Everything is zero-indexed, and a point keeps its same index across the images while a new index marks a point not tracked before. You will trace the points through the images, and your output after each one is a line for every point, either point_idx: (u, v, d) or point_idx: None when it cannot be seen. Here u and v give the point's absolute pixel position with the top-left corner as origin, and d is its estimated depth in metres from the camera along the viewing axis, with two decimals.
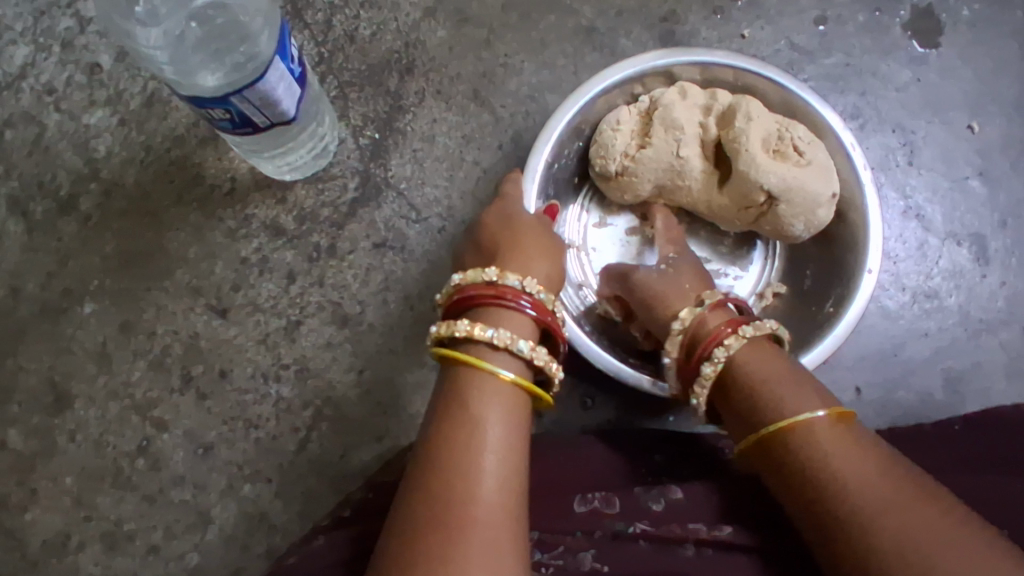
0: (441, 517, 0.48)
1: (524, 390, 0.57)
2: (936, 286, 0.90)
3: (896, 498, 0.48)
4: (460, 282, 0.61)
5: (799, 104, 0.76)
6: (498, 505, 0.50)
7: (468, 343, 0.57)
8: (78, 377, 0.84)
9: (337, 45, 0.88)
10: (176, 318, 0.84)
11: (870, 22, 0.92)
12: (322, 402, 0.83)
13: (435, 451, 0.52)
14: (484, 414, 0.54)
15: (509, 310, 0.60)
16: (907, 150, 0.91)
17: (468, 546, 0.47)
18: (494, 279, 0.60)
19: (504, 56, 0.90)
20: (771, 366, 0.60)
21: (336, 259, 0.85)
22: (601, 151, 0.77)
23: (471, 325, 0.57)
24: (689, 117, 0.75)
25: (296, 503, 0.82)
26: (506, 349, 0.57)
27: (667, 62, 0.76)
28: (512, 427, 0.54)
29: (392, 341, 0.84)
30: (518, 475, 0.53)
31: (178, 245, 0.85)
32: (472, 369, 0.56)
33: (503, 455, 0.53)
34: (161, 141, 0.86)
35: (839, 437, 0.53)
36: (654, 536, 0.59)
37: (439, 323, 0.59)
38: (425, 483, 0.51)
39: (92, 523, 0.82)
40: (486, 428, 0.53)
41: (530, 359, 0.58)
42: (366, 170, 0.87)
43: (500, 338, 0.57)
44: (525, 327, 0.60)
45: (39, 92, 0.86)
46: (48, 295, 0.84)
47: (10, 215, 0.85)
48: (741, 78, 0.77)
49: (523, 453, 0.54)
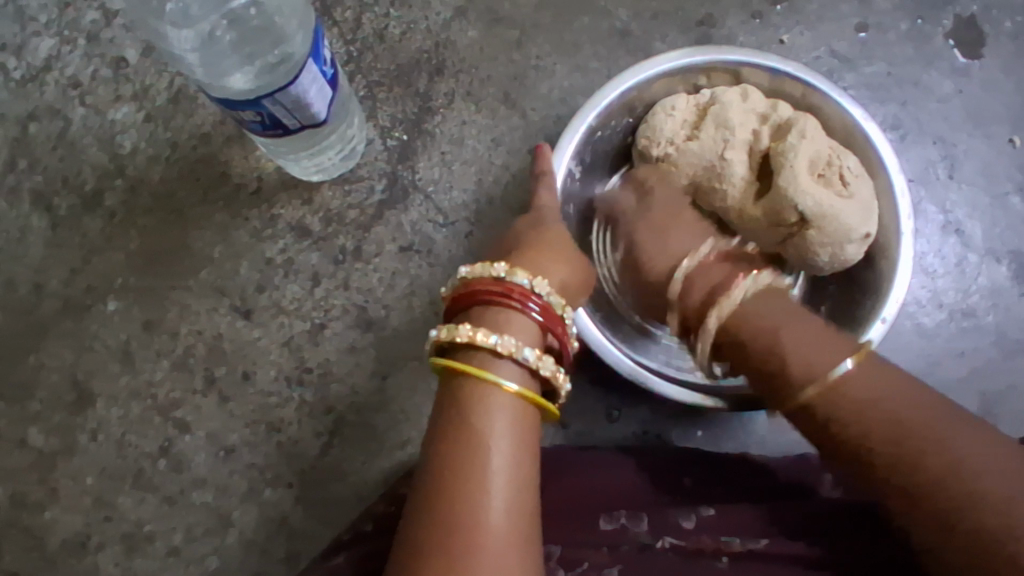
0: (446, 538, 0.45)
1: (530, 402, 0.53)
2: (973, 304, 0.88)
3: (917, 416, 0.50)
4: (467, 277, 0.57)
5: (861, 134, 0.74)
6: (506, 521, 0.46)
7: (469, 350, 0.53)
8: (101, 375, 0.83)
9: (366, 44, 0.87)
10: (200, 319, 0.83)
11: (912, 30, 0.90)
12: (346, 408, 0.82)
13: (440, 463, 0.48)
14: (491, 425, 0.50)
15: (513, 311, 0.56)
16: (947, 163, 0.89)
17: (477, 559, 0.44)
18: (503, 275, 0.57)
19: (536, 58, 0.88)
20: (769, 311, 0.59)
21: (362, 262, 0.84)
22: (648, 133, 0.76)
23: (474, 330, 0.53)
24: (744, 121, 0.73)
25: (317, 509, 0.81)
26: (512, 358, 0.53)
27: (737, 59, 0.75)
28: (519, 440, 0.50)
29: (416, 347, 0.83)
30: (529, 487, 0.50)
31: (203, 244, 0.84)
32: (475, 379, 0.52)
33: (513, 469, 0.49)
34: (187, 139, 0.85)
35: (874, 380, 0.52)
36: (683, 548, 0.58)
37: (440, 326, 0.55)
38: (431, 494, 0.47)
39: (112, 524, 0.82)
40: (494, 443, 0.49)
41: (536, 367, 0.54)
42: (394, 172, 0.85)
43: (505, 346, 0.53)
44: (526, 331, 0.55)
45: (65, 86, 0.85)
46: (71, 291, 0.84)
47: (34, 210, 0.84)
48: (807, 97, 0.75)
49: (534, 466, 0.51)
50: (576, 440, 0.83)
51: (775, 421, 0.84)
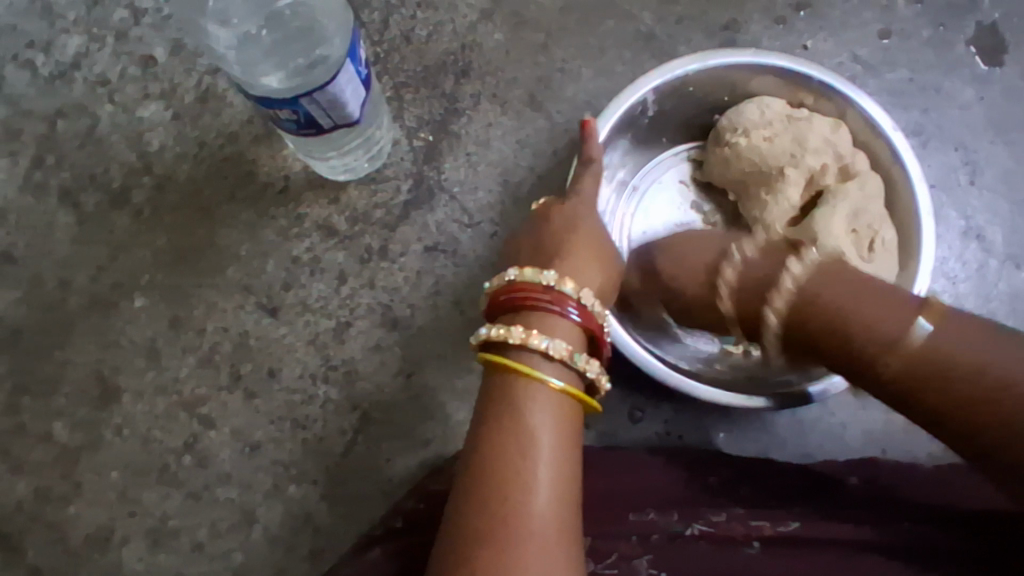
0: (493, 536, 0.46)
1: (577, 403, 0.54)
2: (995, 309, 0.88)
3: (906, 312, 0.49)
4: (516, 280, 0.57)
5: (910, 205, 0.74)
6: (553, 515, 0.47)
7: (520, 351, 0.54)
8: (127, 371, 0.83)
9: (393, 45, 0.88)
10: (226, 315, 0.83)
11: (934, 38, 0.91)
12: (370, 406, 0.82)
13: (485, 461, 0.49)
14: (535, 425, 0.51)
15: (559, 314, 0.56)
16: (968, 169, 0.90)
17: (528, 552, 0.45)
18: (551, 282, 0.57)
19: (562, 61, 0.89)
20: (828, 284, 0.53)
21: (387, 261, 0.84)
22: (732, 117, 0.77)
23: (527, 333, 0.53)
24: (820, 150, 0.74)
25: (342, 506, 0.81)
26: (561, 361, 0.54)
27: (853, 94, 0.74)
28: (563, 438, 0.51)
29: (441, 346, 0.84)
30: (573, 483, 0.50)
31: (230, 241, 0.84)
32: (524, 380, 0.53)
33: (557, 467, 0.49)
34: (215, 137, 0.85)
35: (845, 286, 0.52)
36: (713, 536, 0.59)
37: (490, 327, 0.55)
38: (478, 492, 0.48)
39: (137, 519, 0.82)
40: (538, 439, 0.50)
41: (583, 371, 0.55)
42: (419, 173, 0.86)
43: (556, 349, 0.54)
44: (571, 335, 0.56)
45: (93, 84, 0.86)
46: (98, 287, 0.84)
47: (61, 206, 0.85)
48: (886, 164, 0.76)
49: (576, 463, 0.51)
50: (600, 441, 0.84)
51: (799, 424, 0.84)
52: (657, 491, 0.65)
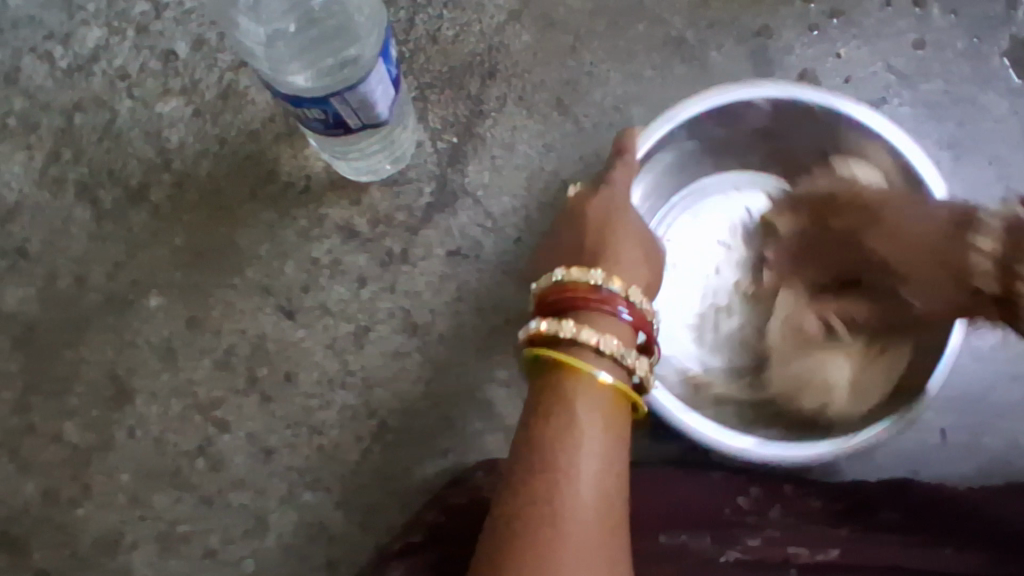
0: (538, 530, 0.48)
1: (626, 396, 0.55)
2: None
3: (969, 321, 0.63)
4: (562, 279, 0.57)
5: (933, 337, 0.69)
6: (594, 511, 0.49)
7: (570, 347, 0.55)
8: (141, 371, 0.82)
9: (418, 45, 0.86)
10: (243, 317, 0.82)
11: (969, 49, 0.89)
12: (389, 413, 0.81)
13: (534, 452, 0.51)
14: (582, 425, 0.52)
15: (608, 313, 0.57)
16: (1003, 185, 0.87)
17: (565, 544, 0.47)
18: (598, 282, 0.57)
19: (590, 65, 0.87)
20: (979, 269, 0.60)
21: (409, 264, 0.82)
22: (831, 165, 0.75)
23: (577, 329, 0.55)
24: None
25: (358, 515, 0.79)
26: (611, 356, 0.55)
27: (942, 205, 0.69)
28: (609, 440, 0.52)
29: (461, 353, 0.82)
30: (616, 486, 0.51)
31: (249, 241, 0.83)
32: (576, 374, 0.54)
33: (602, 468, 0.51)
34: (236, 134, 0.84)
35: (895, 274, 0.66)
36: (749, 560, 0.58)
37: (542, 322, 0.56)
38: (523, 484, 0.50)
39: (148, 523, 0.80)
40: (584, 439, 0.51)
41: (632, 366, 0.55)
42: (443, 175, 0.84)
43: (606, 345, 0.54)
44: (620, 334, 0.56)
45: (113, 77, 0.84)
46: (114, 285, 0.82)
47: (78, 201, 0.83)
48: None
49: (619, 467, 0.52)
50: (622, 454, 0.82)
51: None
52: (687, 513, 0.63)
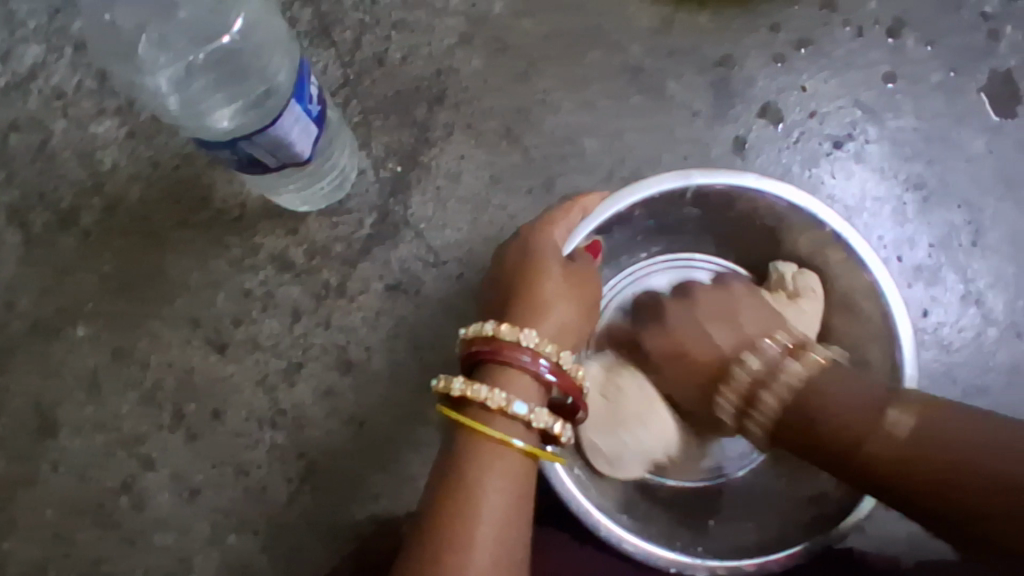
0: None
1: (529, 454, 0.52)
2: (990, 381, 0.82)
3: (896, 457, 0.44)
4: (463, 337, 0.55)
5: None
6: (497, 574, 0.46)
7: (463, 404, 0.52)
8: (67, 403, 0.79)
9: (364, 68, 0.82)
10: (172, 350, 0.79)
11: (944, 83, 0.85)
12: (318, 453, 0.78)
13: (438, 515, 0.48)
14: (482, 479, 0.49)
15: (518, 369, 0.53)
16: (972, 229, 0.84)
17: None
18: (493, 334, 0.54)
19: (542, 92, 0.83)
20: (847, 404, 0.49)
21: (345, 299, 0.79)
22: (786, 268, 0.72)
23: (465, 385, 0.52)
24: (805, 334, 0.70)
25: (283, 558, 0.77)
26: (501, 413, 0.51)
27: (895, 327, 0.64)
28: (512, 493, 0.49)
29: (396, 393, 0.79)
30: (518, 541, 0.49)
31: (180, 271, 0.80)
32: (468, 431, 0.51)
33: (501, 525, 0.48)
34: (171, 158, 0.80)
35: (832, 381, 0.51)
36: None
37: (440, 376, 0.54)
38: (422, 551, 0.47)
39: (69, 560, 0.78)
40: (484, 497, 0.48)
41: (529, 422, 0.51)
42: (384, 206, 0.81)
43: (494, 401, 0.51)
44: (531, 392, 0.53)
45: (47, 96, 0.81)
46: (42, 313, 0.80)
47: (7, 225, 0.81)
48: None
49: (524, 518, 0.50)
50: None
51: None
52: None
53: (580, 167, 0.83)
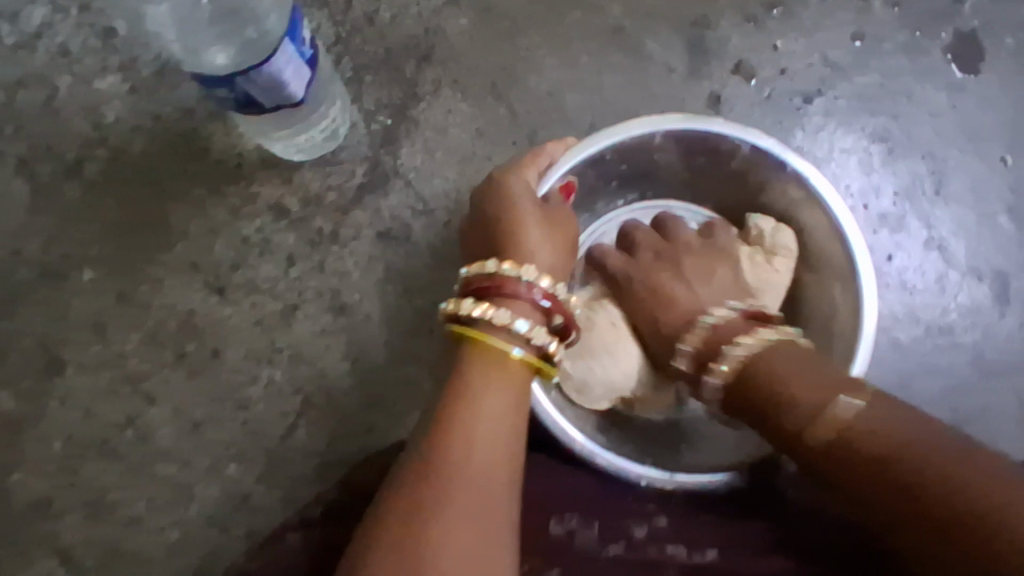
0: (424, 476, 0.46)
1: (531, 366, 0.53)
2: (952, 322, 0.87)
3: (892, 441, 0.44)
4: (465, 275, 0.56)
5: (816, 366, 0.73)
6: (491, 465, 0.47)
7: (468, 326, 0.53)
8: (72, 343, 0.83)
9: (355, 26, 0.86)
10: (173, 293, 0.83)
11: (909, 43, 0.89)
12: (313, 389, 0.82)
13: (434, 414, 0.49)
14: (479, 382, 0.50)
15: (519, 297, 0.54)
16: (935, 179, 0.88)
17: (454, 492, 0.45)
18: (495, 269, 0.55)
19: (526, 50, 0.87)
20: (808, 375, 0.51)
21: (338, 245, 0.83)
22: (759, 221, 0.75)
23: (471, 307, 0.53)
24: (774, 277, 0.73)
25: (279, 488, 0.81)
26: (505, 329, 0.52)
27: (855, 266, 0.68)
28: (506, 391, 0.51)
29: (387, 333, 0.83)
30: (511, 440, 0.49)
31: (180, 219, 0.84)
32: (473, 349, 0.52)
33: (495, 420, 0.49)
34: (171, 112, 0.84)
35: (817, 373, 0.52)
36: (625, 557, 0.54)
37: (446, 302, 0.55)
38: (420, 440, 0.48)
39: (75, 491, 0.82)
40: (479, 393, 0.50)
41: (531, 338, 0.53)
42: (375, 156, 0.85)
43: (499, 318, 0.52)
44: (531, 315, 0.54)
45: (53, 54, 0.85)
46: (48, 257, 0.84)
47: (16, 175, 0.85)
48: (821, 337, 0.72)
49: (519, 421, 0.50)
50: None
51: None
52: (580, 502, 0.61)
53: (562, 121, 0.87)
